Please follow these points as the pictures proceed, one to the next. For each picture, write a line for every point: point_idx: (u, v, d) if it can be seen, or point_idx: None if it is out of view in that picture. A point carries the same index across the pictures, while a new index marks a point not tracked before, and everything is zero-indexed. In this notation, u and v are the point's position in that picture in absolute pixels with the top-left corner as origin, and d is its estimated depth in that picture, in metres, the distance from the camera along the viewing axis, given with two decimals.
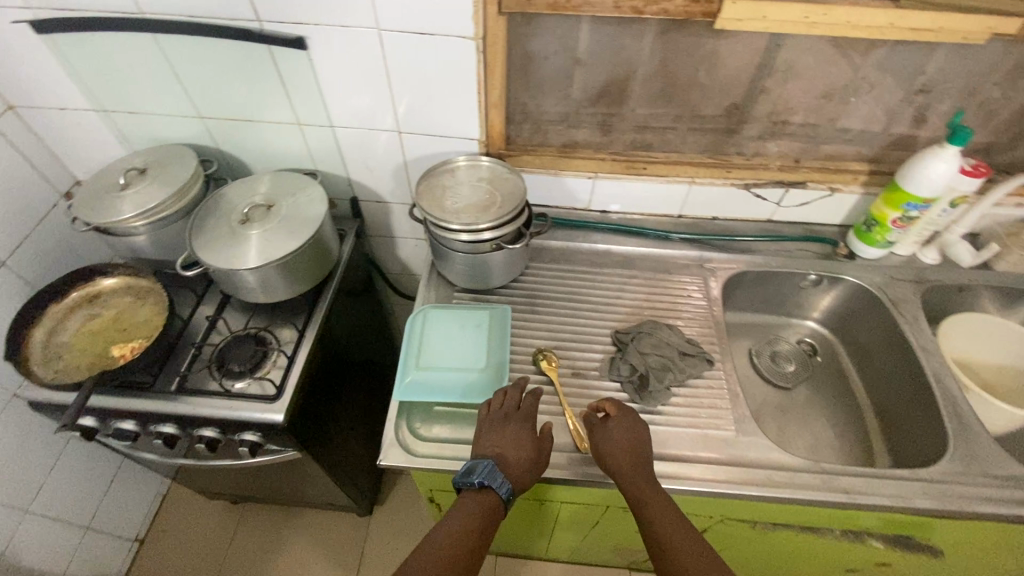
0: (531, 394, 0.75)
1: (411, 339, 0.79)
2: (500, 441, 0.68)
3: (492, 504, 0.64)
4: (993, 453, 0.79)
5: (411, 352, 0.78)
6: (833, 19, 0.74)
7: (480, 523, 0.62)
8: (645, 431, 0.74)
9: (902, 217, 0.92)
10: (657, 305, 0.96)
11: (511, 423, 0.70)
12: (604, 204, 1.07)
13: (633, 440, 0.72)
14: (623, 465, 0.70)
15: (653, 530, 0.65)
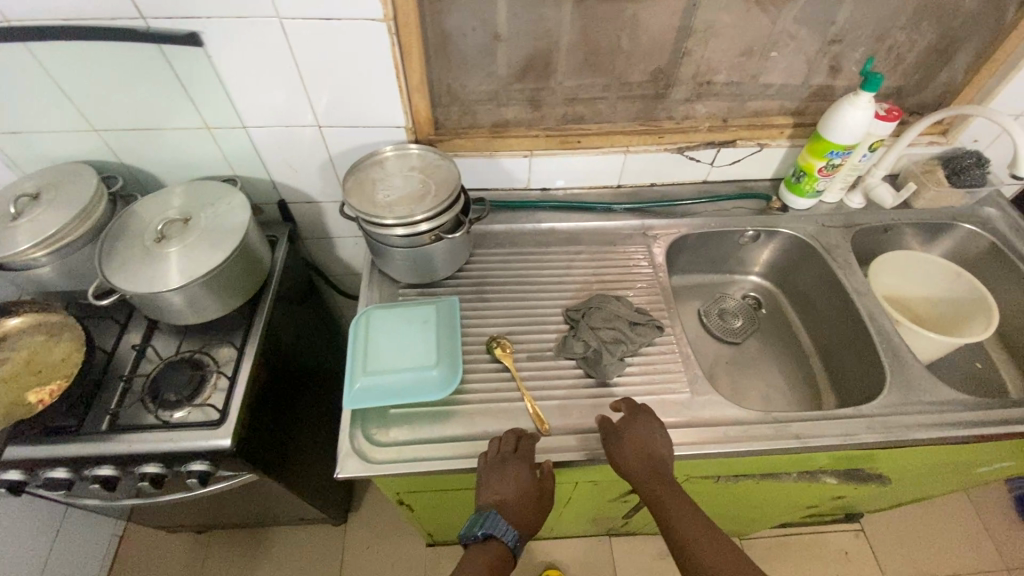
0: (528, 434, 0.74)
1: (355, 345, 0.76)
2: (501, 485, 0.69)
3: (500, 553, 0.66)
4: (925, 381, 0.84)
5: (356, 357, 0.75)
6: None
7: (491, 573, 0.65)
8: (661, 431, 0.72)
9: (827, 166, 0.96)
10: (605, 278, 0.96)
11: (510, 467, 0.70)
12: (543, 181, 1.05)
13: (642, 441, 0.70)
14: (635, 468, 0.69)
15: (672, 534, 0.66)
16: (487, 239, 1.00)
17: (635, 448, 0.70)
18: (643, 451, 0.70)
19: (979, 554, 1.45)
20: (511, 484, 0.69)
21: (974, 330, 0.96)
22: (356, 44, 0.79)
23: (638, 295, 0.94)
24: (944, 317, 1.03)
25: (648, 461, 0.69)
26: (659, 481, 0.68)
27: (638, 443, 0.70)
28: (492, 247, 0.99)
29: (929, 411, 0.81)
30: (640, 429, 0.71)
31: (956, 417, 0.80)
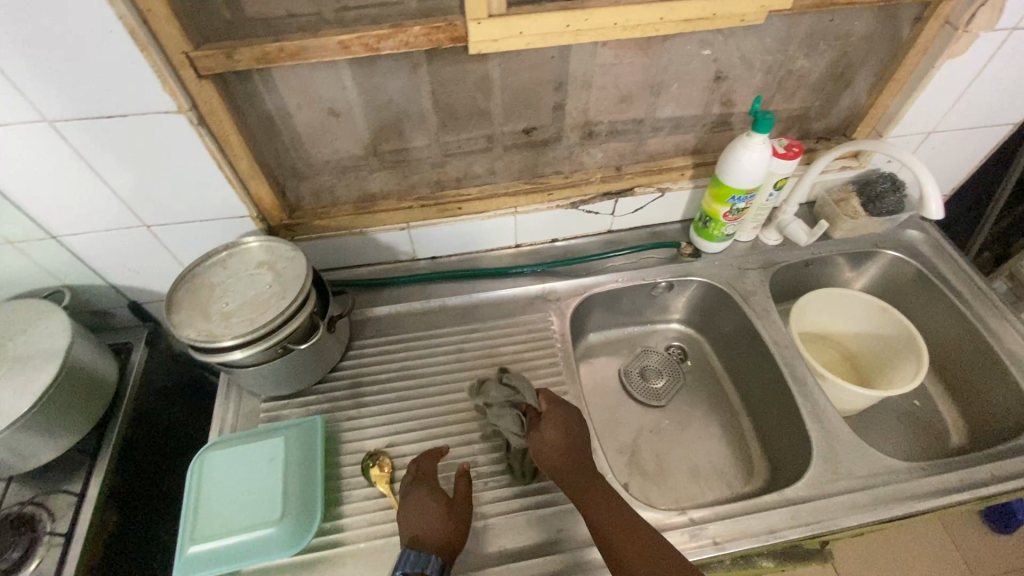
0: (426, 455, 0.71)
1: (191, 498, 0.67)
2: (414, 516, 0.64)
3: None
4: (852, 450, 0.77)
5: (191, 515, 0.66)
6: (595, 24, 0.65)
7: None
8: (577, 424, 0.72)
9: (732, 210, 0.87)
10: (503, 359, 0.85)
11: (413, 495, 0.66)
12: (430, 251, 0.94)
13: (565, 430, 0.71)
14: (560, 464, 0.68)
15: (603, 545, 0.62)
16: (368, 325, 0.88)
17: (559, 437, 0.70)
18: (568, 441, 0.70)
19: (946, 569, 1.41)
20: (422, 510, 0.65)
21: (903, 372, 0.89)
22: (156, 140, 0.66)
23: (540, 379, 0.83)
24: (869, 353, 0.97)
25: (574, 456, 0.69)
26: (585, 469, 0.68)
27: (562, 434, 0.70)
28: (373, 335, 0.87)
29: (857, 482, 0.74)
30: (558, 417, 0.72)
31: (888, 490, 0.73)
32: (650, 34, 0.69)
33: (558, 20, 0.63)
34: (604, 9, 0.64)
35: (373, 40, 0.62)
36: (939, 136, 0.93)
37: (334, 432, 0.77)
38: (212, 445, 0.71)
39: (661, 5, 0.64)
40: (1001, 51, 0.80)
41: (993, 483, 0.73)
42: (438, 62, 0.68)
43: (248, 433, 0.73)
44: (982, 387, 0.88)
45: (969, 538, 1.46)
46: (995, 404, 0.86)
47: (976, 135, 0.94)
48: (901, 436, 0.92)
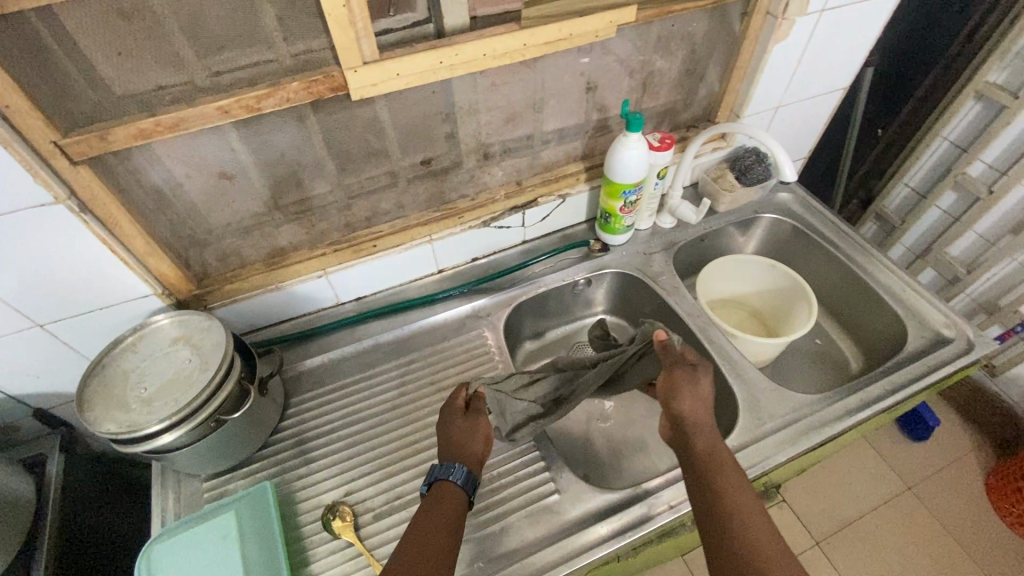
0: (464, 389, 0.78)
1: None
2: (452, 438, 0.72)
3: (456, 497, 0.65)
4: (770, 395, 0.85)
5: None
6: (466, 57, 0.70)
7: (448, 513, 0.63)
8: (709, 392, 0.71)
9: (626, 204, 0.96)
10: (446, 384, 0.86)
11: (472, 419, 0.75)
12: (353, 293, 0.94)
13: (700, 395, 0.71)
14: (697, 420, 0.68)
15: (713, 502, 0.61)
16: (302, 379, 0.87)
17: (699, 408, 0.69)
18: (701, 418, 0.69)
19: (881, 483, 1.57)
20: (459, 432, 0.72)
21: (800, 317, 1.00)
22: (37, 235, 0.63)
23: None
24: (772, 305, 1.07)
25: (703, 421, 0.68)
26: (718, 448, 0.66)
27: (699, 403, 0.70)
28: (310, 389, 0.85)
29: (779, 421, 0.82)
30: (697, 383, 0.72)
31: (805, 422, 0.81)
32: (518, 59, 0.75)
33: (431, 58, 0.68)
34: (471, 42, 0.69)
35: (253, 101, 0.63)
36: (786, 109, 1.06)
37: (287, 494, 0.75)
38: (158, 538, 0.67)
39: (521, 32, 0.71)
40: (817, 32, 0.93)
41: (887, 395, 0.83)
42: (325, 112, 0.70)
43: (193, 519, 0.69)
44: (865, 315, 1.00)
45: (894, 450, 1.63)
46: (877, 329, 0.98)
47: (814, 104, 1.09)
48: (811, 373, 1.03)
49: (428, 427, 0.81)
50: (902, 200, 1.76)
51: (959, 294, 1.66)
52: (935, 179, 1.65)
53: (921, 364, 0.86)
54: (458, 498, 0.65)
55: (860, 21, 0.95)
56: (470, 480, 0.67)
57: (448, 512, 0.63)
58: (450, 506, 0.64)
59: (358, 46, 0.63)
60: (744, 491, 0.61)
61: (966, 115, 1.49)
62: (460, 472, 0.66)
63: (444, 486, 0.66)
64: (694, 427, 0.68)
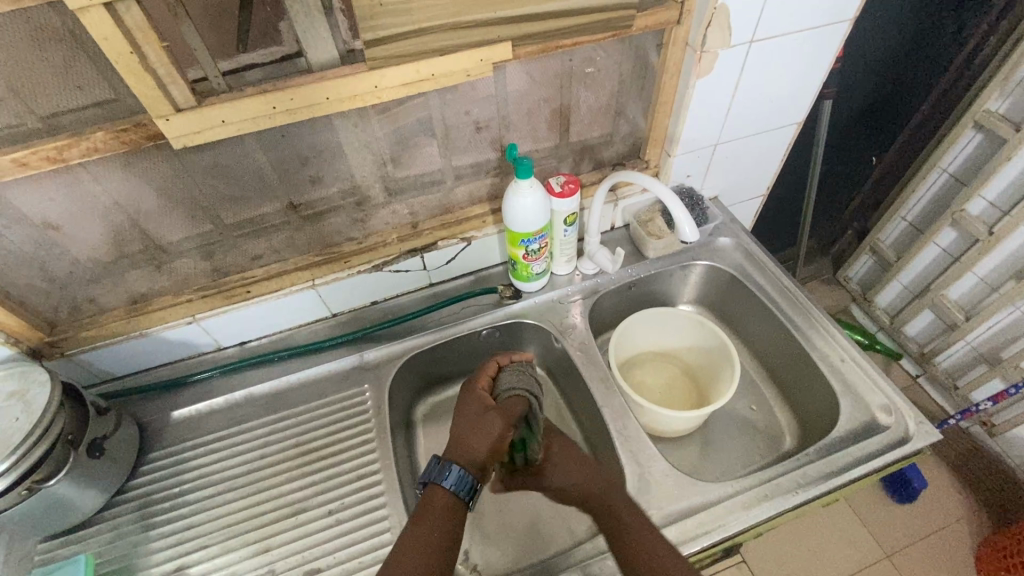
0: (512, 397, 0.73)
1: None
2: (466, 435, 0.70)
3: (450, 504, 0.65)
4: (667, 482, 0.74)
5: None
6: (306, 101, 0.63)
7: (442, 518, 0.64)
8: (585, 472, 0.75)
9: (528, 252, 0.87)
10: (312, 447, 0.80)
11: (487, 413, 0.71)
12: (235, 338, 0.89)
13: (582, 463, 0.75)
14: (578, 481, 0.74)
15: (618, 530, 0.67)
16: (165, 432, 0.82)
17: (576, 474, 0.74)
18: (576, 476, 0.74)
19: (855, 548, 1.42)
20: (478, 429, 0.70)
21: (726, 380, 0.90)
22: None
23: (350, 461, 0.78)
24: (703, 365, 0.97)
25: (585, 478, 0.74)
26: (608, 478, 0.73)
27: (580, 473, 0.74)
28: (170, 444, 0.81)
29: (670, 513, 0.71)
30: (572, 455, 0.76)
31: (698, 518, 0.70)
32: (374, 101, 0.67)
33: (261, 102, 0.61)
34: (308, 85, 0.62)
35: (54, 152, 0.58)
36: (726, 146, 0.95)
37: (116, 563, 0.70)
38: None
39: (367, 74, 0.63)
40: (748, 63, 0.82)
41: (801, 489, 0.71)
42: (157, 157, 0.66)
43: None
44: (801, 384, 0.89)
45: (875, 512, 1.47)
46: (813, 401, 0.86)
47: (764, 140, 0.97)
48: (742, 445, 0.91)
49: (282, 496, 0.75)
50: (899, 234, 1.60)
51: (957, 341, 1.49)
52: (934, 213, 1.50)
53: (848, 455, 0.74)
54: (452, 505, 0.65)
55: (803, 50, 0.84)
56: (468, 489, 0.66)
57: (442, 520, 0.64)
58: (441, 510, 0.64)
59: (167, 93, 0.57)
60: (638, 517, 0.68)
61: (964, 147, 1.34)
62: (455, 480, 0.66)
63: (436, 492, 0.66)
64: (568, 461, 0.76)
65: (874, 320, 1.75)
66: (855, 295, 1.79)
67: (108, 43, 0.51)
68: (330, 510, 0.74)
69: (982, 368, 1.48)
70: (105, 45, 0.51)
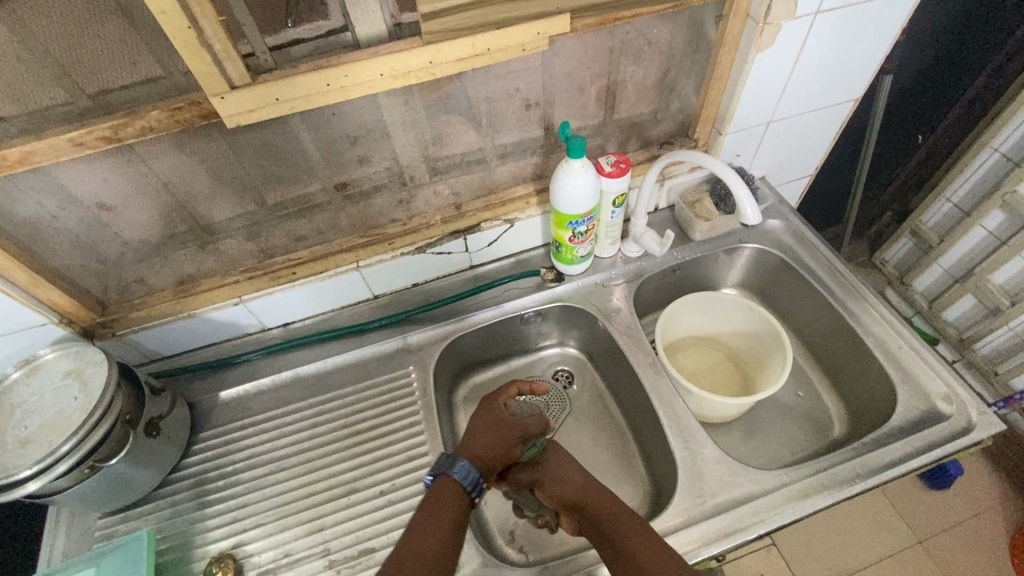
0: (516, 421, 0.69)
1: None
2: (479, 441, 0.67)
3: (459, 496, 0.64)
4: (719, 469, 0.73)
5: None
6: (359, 79, 0.61)
7: (452, 513, 0.62)
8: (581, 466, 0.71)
9: (575, 235, 0.85)
10: (361, 429, 0.80)
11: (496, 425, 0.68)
12: (279, 319, 0.89)
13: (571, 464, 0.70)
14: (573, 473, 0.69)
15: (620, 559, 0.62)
16: (216, 412, 0.83)
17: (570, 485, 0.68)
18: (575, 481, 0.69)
19: (886, 534, 1.41)
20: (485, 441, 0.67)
21: (775, 367, 0.88)
22: None
23: (399, 444, 0.78)
24: (749, 350, 0.96)
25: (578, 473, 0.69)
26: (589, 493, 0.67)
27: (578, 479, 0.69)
28: (221, 424, 0.82)
29: (722, 501, 0.70)
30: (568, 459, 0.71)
31: (753, 506, 0.69)
32: (427, 78, 0.65)
33: (314, 79, 0.59)
34: (362, 62, 0.60)
35: (110, 131, 0.57)
36: (780, 124, 0.91)
37: (177, 538, 0.72)
38: None
39: (422, 49, 0.61)
40: (811, 36, 0.78)
41: (860, 479, 0.70)
42: (209, 136, 0.64)
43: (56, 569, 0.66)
44: (853, 371, 0.87)
45: (909, 498, 1.46)
46: (866, 388, 0.84)
47: (819, 117, 0.93)
48: (790, 432, 0.89)
49: (334, 476, 0.76)
50: (941, 217, 1.55)
51: (1000, 328, 1.45)
52: (980, 195, 1.44)
53: (906, 445, 0.72)
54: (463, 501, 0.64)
55: (871, 21, 0.79)
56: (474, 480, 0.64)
57: (452, 512, 0.62)
58: (454, 508, 0.63)
59: (222, 71, 0.55)
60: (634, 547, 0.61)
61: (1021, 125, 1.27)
62: (465, 473, 0.64)
63: (447, 485, 0.64)
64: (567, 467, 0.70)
65: (910, 304, 1.71)
66: (892, 278, 1.75)
67: (167, 18, 0.49)
68: (381, 491, 0.74)
69: None
70: (163, 22, 0.49)
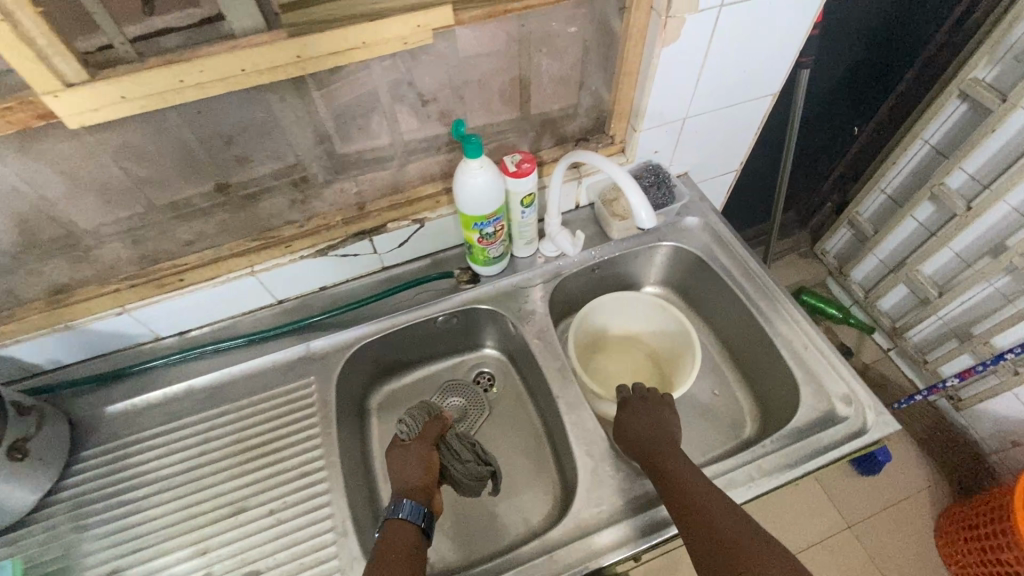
0: (436, 417, 0.78)
1: None
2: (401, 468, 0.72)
3: (411, 537, 0.64)
4: (620, 476, 0.72)
5: None
6: (218, 74, 0.56)
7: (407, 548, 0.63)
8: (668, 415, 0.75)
9: (484, 236, 0.82)
10: (255, 444, 0.76)
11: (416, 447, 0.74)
12: (174, 327, 0.84)
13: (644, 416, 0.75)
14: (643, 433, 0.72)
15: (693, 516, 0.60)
16: (103, 427, 0.78)
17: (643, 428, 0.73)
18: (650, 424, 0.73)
19: (819, 519, 1.45)
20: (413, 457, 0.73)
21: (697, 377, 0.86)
22: None
23: (293, 459, 0.75)
24: (667, 352, 0.95)
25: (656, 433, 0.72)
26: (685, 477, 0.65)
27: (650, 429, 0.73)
28: (105, 442, 0.77)
29: (621, 506, 0.70)
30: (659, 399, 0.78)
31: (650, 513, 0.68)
32: (300, 74, 0.60)
33: (165, 76, 0.54)
34: (219, 56, 0.55)
35: None
36: (697, 120, 0.90)
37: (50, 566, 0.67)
38: None
39: (288, 43, 0.56)
40: (722, 29, 0.75)
41: (756, 482, 0.69)
42: (58, 136, 0.59)
43: None
44: (763, 368, 0.87)
45: (842, 483, 1.49)
46: (774, 387, 0.85)
47: (737, 112, 0.92)
48: (703, 431, 0.89)
49: (222, 496, 0.72)
50: (877, 208, 1.57)
51: (930, 317, 1.49)
52: (913, 187, 1.46)
53: (804, 447, 0.72)
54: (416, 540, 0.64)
55: (783, 15, 0.77)
56: (420, 512, 0.66)
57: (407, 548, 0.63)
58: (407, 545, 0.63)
59: (49, 67, 0.50)
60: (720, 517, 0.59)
61: (950, 117, 1.30)
62: (409, 509, 0.66)
63: (395, 527, 0.65)
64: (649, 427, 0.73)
65: (849, 293, 1.74)
66: (832, 268, 1.77)
67: None
68: (271, 509, 0.71)
69: (952, 344, 1.48)
70: None
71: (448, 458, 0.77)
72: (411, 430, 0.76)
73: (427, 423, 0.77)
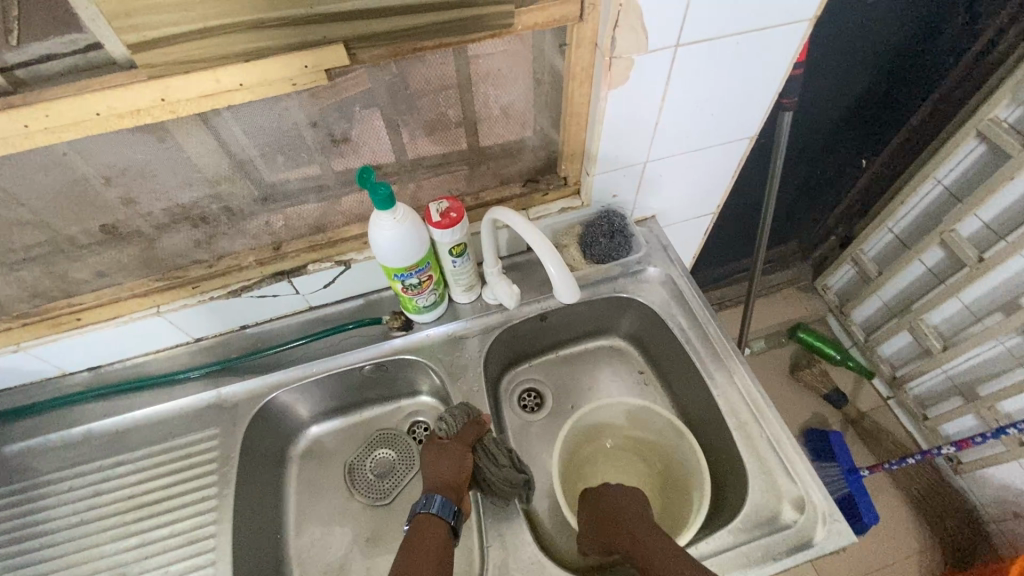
0: (474, 419, 0.73)
1: None
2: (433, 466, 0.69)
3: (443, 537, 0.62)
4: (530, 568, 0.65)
5: None
6: (69, 118, 0.50)
7: (436, 549, 0.60)
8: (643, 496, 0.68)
9: (408, 286, 0.74)
10: (146, 503, 0.72)
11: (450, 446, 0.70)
12: (80, 364, 0.79)
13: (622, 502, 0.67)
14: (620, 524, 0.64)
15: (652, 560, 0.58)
16: None
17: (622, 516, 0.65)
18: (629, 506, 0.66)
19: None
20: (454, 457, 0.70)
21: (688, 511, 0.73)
22: None
23: (184, 523, 0.70)
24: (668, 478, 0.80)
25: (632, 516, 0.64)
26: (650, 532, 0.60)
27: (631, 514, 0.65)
28: None
29: None
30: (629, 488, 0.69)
31: None
32: (172, 117, 0.53)
33: (3, 121, 0.48)
34: (63, 99, 0.48)
35: None
36: (659, 164, 0.80)
37: None
38: None
39: (146, 85, 0.49)
40: (679, 70, 0.66)
41: None
42: None
43: None
44: (715, 444, 0.78)
45: None
46: (724, 470, 0.76)
47: (707, 156, 0.82)
48: None
49: (104, 560, 0.68)
50: (883, 247, 1.45)
51: (933, 370, 1.37)
52: (924, 228, 1.33)
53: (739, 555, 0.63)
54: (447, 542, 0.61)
55: (751, 56, 0.67)
56: (452, 511, 0.64)
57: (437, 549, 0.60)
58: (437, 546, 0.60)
59: None
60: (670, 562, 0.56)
61: (965, 157, 1.17)
62: (440, 505, 0.64)
63: (425, 523, 0.63)
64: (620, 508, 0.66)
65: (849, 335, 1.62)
66: (833, 306, 1.65)
67: None
68: None
69: (955, 401, 1.36)
70: None
71: (485, 462, 0.71)
72: (449, 428, 0.72)
73: (466, 425, 0.73)
